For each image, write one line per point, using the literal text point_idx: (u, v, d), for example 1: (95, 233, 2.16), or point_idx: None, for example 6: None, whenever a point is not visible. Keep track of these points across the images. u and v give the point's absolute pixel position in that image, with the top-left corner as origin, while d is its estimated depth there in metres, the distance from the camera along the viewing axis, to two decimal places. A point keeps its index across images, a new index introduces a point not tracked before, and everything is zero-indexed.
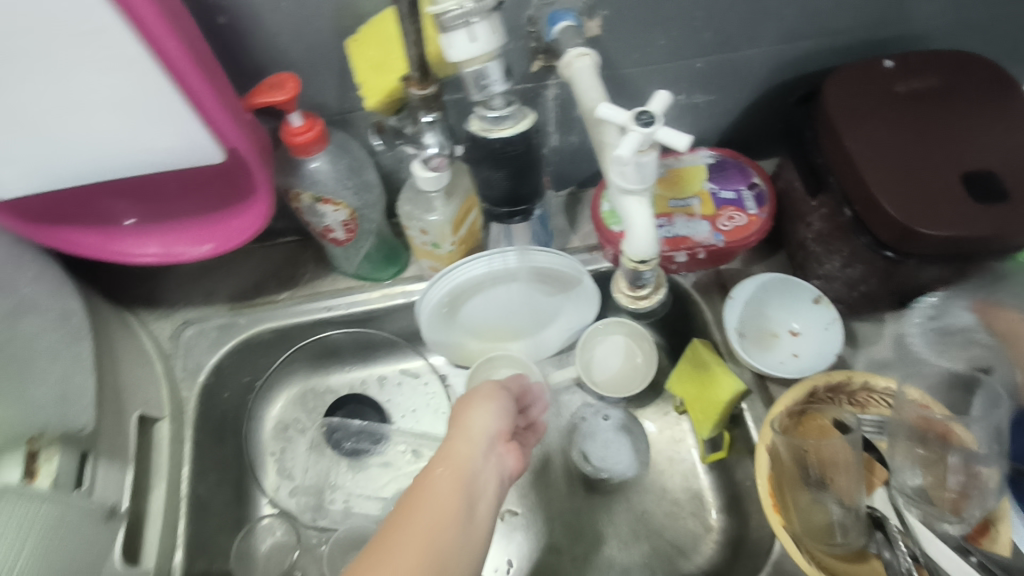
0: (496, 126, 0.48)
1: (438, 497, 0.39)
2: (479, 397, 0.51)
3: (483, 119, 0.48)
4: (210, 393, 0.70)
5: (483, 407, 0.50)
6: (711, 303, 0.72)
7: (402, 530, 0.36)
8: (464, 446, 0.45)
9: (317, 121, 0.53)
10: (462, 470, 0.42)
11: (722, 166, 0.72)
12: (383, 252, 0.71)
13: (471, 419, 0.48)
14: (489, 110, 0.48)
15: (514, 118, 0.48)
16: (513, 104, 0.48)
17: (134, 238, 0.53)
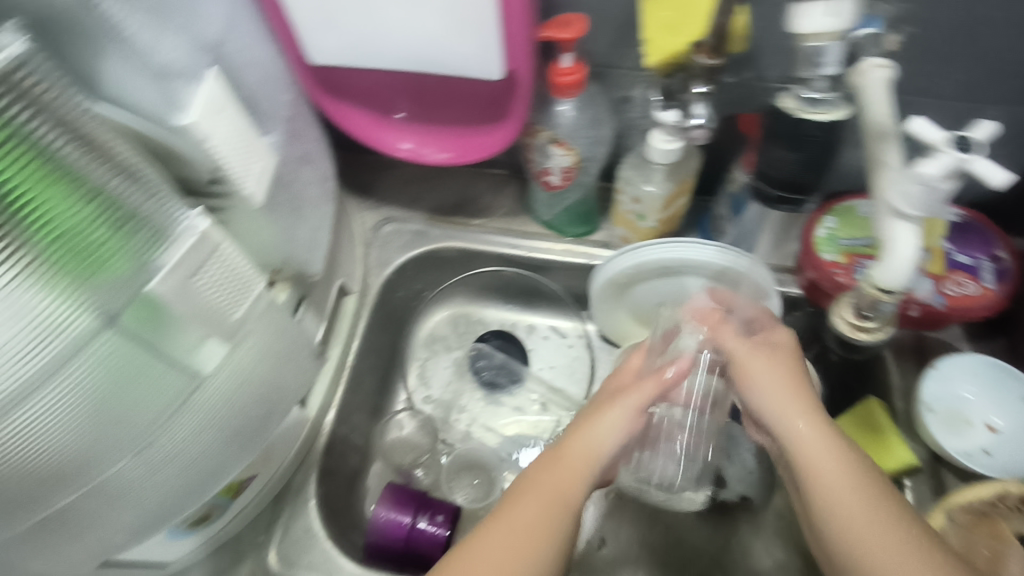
0: (814, 108, 0.52)
1: (546, 504, 0.44)
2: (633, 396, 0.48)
3: (802, 100, 0.52)
4: (390, 287, 0.76)
5: (613, 417, 0.47)
6: (901, 368, 0.66)
7: (509, 527, 0.43)
8: (580, 456, 0.46)
9: (584, 67, 0.55)
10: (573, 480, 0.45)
11: (965, 227, 0.65)
12: (581, 210, 0.72)
13: (597, 431, 0.47)
14: (811, 92, 0.52)
15: (836, 105, 0.51)
16: (840, 91, 0.51)
17: (394, 130, 0.59)
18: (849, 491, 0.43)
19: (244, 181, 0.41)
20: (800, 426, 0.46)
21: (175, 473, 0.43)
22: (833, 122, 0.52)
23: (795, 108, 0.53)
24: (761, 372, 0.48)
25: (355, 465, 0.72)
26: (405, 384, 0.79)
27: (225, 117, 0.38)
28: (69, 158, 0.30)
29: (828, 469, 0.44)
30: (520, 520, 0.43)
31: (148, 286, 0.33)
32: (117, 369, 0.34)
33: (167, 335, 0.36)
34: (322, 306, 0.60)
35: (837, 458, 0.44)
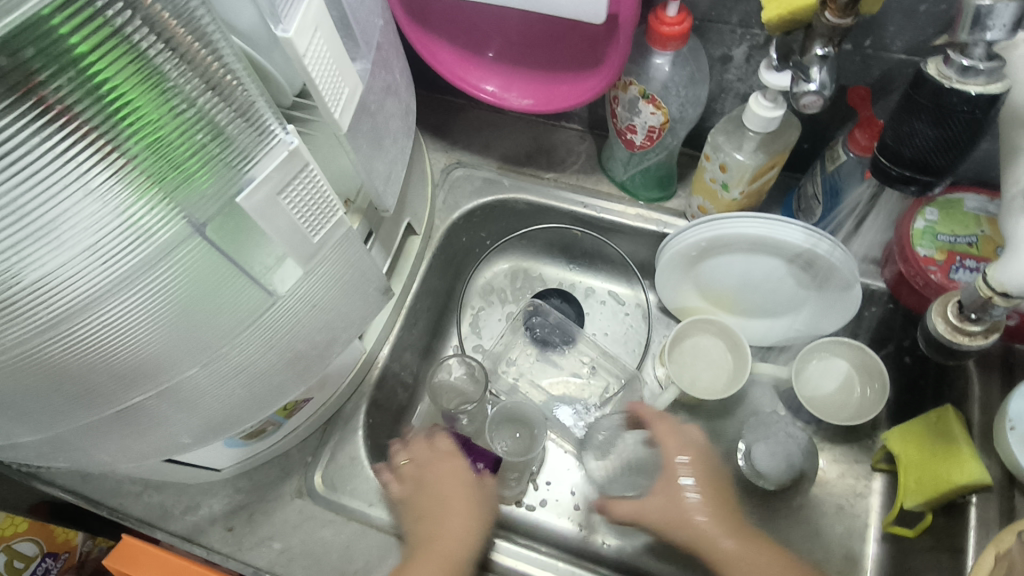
0: (961, 80, 0.38)
1: (448, 555, 0.57)
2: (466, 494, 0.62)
3: (947, 67, 0.38)
4: (454, 232, 0.75)
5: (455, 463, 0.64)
6: (984, 381, 0.62)
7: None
8: (452, 547, 0.58)
9: (689, 19, 0.51)
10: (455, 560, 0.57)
11: None
12: (659, 173, 0.70)
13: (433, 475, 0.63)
14: (961, 58, 0.37)
15: (992, 77, 0.37)
16: (999, 60, 0.37)
17: (478, 69, 0.57)
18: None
19: (334, 106, 0.41)
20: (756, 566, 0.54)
21: (243, 383, 0.44)
22: (985, 100, 0.38)
23: (937, 75, 0.39)
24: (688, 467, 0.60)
25: (403, 402, 0.73)
26: (458, 330, 0.79)
27: (320, 35, 0.37)
28: (165, 66, 0.29)
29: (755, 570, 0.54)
30: (434, 561, 0.56)
31: (240, 199, 0.33)
32: (201, 279, 0.35)
33: (247, 248, 0.37)
34: (390, 244, 0.60)
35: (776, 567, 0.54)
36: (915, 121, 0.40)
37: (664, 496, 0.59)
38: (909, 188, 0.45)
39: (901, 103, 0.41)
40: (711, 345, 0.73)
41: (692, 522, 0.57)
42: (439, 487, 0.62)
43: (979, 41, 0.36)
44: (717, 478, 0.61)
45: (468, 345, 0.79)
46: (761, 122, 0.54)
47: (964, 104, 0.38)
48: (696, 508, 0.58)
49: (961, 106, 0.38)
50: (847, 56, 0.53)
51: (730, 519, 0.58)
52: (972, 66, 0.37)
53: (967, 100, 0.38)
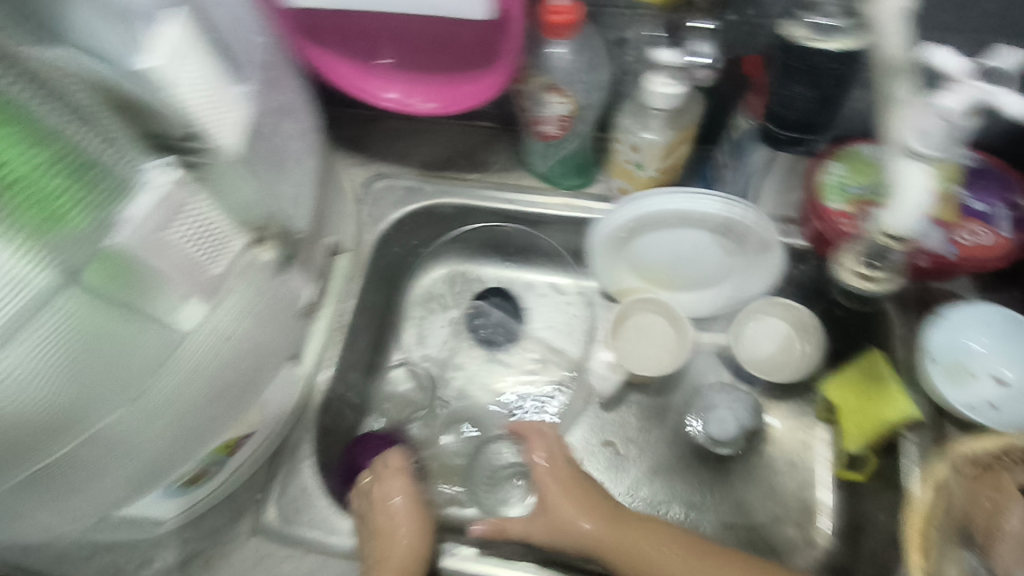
0: (829, 40, 0.49)
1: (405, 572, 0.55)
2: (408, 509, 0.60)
3: (816, 31, 0.49)
4: (383, 245, 0.74)
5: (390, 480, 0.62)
6: (905, 320, 0.65)
7: None
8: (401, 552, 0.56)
9: (580, 5, 0.52)
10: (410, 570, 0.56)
11: (981, 173, 0.63)
12: (576, 160, 0.70)
13: (381, 495, 0.61)
14: (821, 27, 0.49)
15: (852, 35, 0.48)
16: (854, 23, 0.48)
17: (377, 77, 0.56)
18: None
19: (220, 132, 0.38)
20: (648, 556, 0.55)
21: (169, 430, 0.43)
22: (851, 53, 0.49)
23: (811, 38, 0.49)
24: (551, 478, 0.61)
25: (353, 422, 0.72)
26: (401, 342, 0.78)
27: (191, 61, 0.35)
28: (18, 95, 0.29)
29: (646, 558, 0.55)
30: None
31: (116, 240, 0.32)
32: (91, 329, 0.34)
33: (138, 295, 0.35)
34: (314, 265, 0.59)
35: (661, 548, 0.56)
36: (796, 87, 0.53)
37: (549, 514, 0.59)
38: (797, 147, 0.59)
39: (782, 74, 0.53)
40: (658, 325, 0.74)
41: (579, 529, 0.58)
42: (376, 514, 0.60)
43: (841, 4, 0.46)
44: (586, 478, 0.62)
45: (414, 355, 0.78)
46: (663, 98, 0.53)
47: (834, 59, 0.49)
48: (582, 515, 0.58)
49: (831, 60, 0.49)
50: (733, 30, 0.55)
51: (600, 507, 0.59)
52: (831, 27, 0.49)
53: (838, 54, 0.49)
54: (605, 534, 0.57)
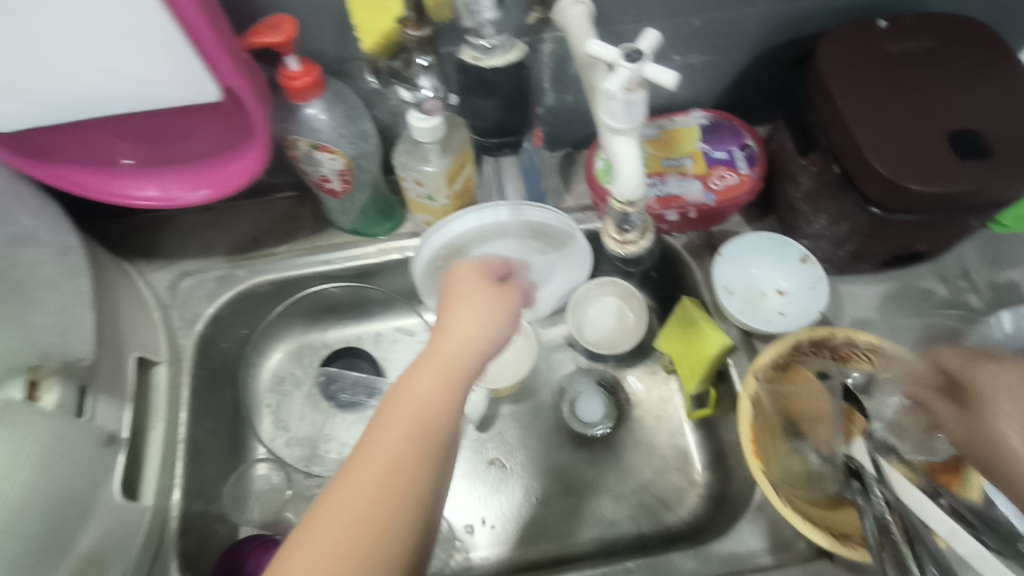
0: (489, 58, 0.49)
1: (435, 359, 0.43)
2: (474, 300, 0.47)
3: (475, 50, 0.49)
4: (208, 342, 0.70)
5: (466, 315, 0.46)
6: (702, 264, 0.73)
7: (366, 471, 0.38)
8: (448, 350, 0.44)
9: (315, 67, 0.54)
10: (454, 372, 0.43)
11: (716, 127, 0.73)
12: (378, 208, 0.71)
13: (454, 326, 0.45)
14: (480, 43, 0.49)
15: (505, 50, 0.49)
16: (503, 36, 0.49)
17: (132, 179, 0.54)
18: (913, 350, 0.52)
19: None
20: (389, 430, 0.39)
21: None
22: (511, 67, 0.50)
23: (472, 58, 0.50)
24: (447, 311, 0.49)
25: (226, 534, 0.67)
26: (261, 433, 0.74)
27: None
28: None
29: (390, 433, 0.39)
30: (377, 459, 0.38)
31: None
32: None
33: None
34: (121, 388, 0.56)
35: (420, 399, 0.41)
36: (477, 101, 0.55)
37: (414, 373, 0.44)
38: (505, 150, 0.68)
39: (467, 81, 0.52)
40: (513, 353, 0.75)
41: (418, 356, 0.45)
42: (456, 291, 0.48)
43: (483, 19, 0.45)
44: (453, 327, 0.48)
45: (277, 443, 0.74)
46: (426, 133, 0.52)
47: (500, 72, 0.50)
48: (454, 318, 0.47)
49: (493, 75, 0.50)
50: None
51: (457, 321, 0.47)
52: (488, 49, 0.49)
53: (502, 70, 0.50)
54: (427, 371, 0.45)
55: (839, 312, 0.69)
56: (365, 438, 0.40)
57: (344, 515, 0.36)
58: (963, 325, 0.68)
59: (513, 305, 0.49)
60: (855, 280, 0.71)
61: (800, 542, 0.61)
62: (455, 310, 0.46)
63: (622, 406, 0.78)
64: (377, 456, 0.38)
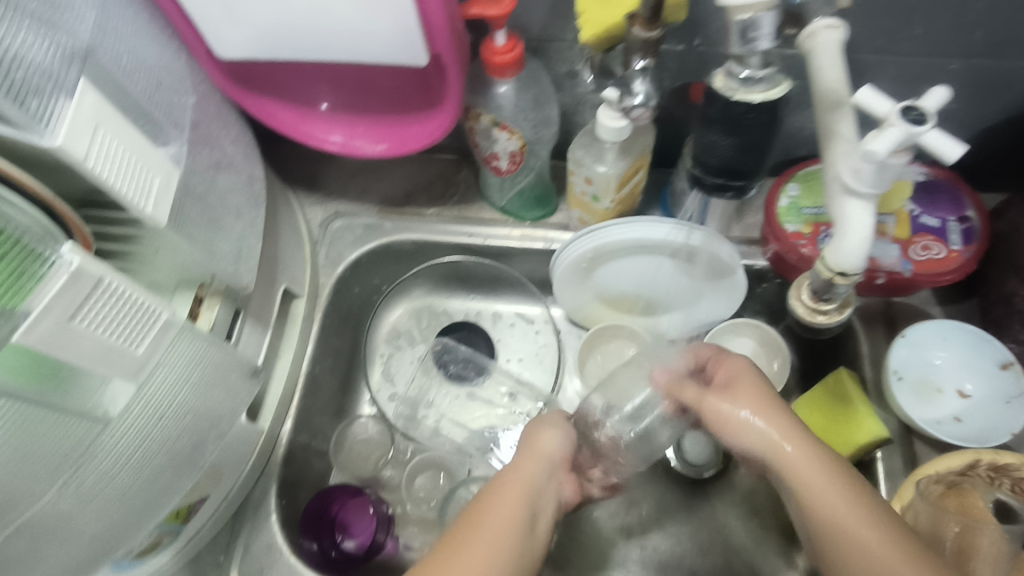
0: (745, 89, 0.44)
1: (522, 477, 0.49)
2: (553, 421, 0.55)
3: (731, 79, 0.44)
4: (343, 285, 0.72)
5: (554, 422, 0.55)
6: (871, 336, 0.64)
7: (479, 527, 0.45)
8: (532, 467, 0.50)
9: (520, 44, 0.51)
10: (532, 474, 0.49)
11: (932, 187, 0.63)
12: (536, 193, 0.69)
13: (544, 434, 0.53)
14: (739, 73, 0.43)
15: (769, 84, 0.43)
16: (771, 69, 0.43)
17: (321, 123, 0.55)
18: (744, 392, 0.51)
19: (143, 201, 0.39)
20: (495, 493, 0.47)
21: (129, 506, 0.43)
22: (768, 104, 0.44)
23: (724, 88, 0.45)
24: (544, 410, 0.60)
25: (321, 469, 0.70)
26: (369, 382, 0.76)
27: (106, 133, 0.36)
28: None
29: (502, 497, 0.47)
30: (494, 513, 0.45)
31: (16, 338, 0.31)
32: (27, 428, 0.35)
33: (71, 390, 0.37)
34: (265, 317, 0.58)
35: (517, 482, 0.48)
36: (715, 136, 0.48)
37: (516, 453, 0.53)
38: (726, 192, 0.53)
39: (707, 118, 0.48)
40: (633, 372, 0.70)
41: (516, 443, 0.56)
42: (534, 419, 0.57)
43: (756, 49, 0.39)
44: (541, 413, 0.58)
45: (381, 395, 0.75)
46: (614, 133, 0.50)
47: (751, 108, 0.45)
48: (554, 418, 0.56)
49: (744, 111, 0.45)
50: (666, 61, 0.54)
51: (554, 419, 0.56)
52: (749, 80, 0.43)
53: (755, 106, 0.44)
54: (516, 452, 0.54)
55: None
56: (477, 506, 0.47)
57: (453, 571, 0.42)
58: None
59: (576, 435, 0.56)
60: None
61: None
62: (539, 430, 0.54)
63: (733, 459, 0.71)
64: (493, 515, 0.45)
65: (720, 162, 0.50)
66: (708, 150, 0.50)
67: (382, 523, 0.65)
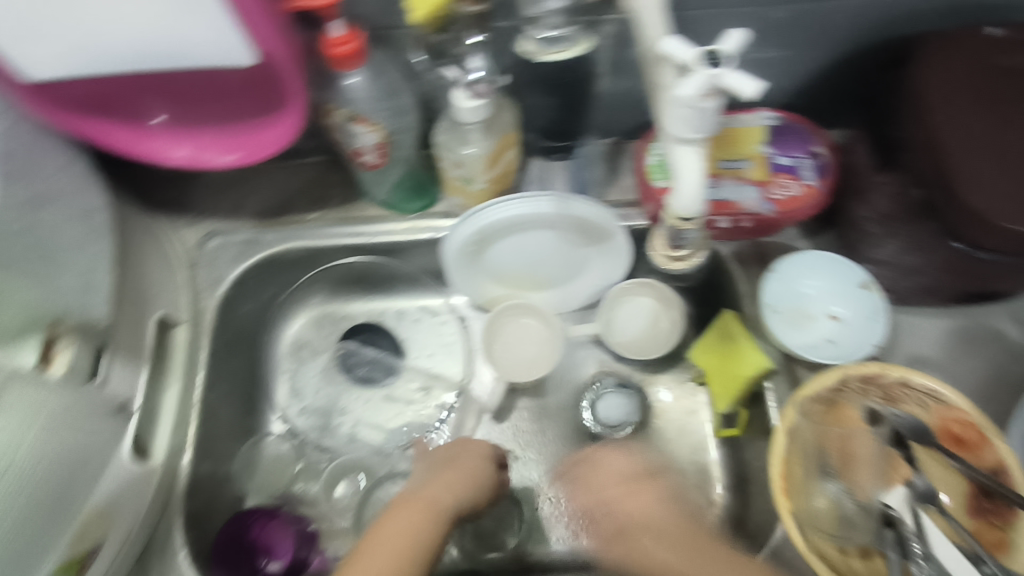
0: (549, 49, 0.48)
1: (425, 505, 0.51)
2: (472, 475, 0.57)
3: (536, 41, 0.47)
4: (229, 306, 0.69)
5: (468, 471, 0.57)
6: (749, 277, 0.68)
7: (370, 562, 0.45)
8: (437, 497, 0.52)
9: (359, 33, 0.50)
10: (434, 510, 0.51)
11: (784, 130, 0.66)
12: (411, 183, 0.68)
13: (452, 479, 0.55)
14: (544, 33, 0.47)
15: (571, 41, 0.48)
16: (569, 28, 0.47)
17: (163, 137, 0.52)
18: None
19: None
20: (384, 529, 0.48)
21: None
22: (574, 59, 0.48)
23: (532, 51, 0.48)
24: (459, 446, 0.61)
25: (234, 498, 0.67)
26: (276, 400, 0.73)
27: None
28: None
29: (389, 535, 0.47)
30: (386, 550, 0.46)
31: None
32: None
33: None
34: (138, 351, 0.54)
35: (419, 518, 0.49)
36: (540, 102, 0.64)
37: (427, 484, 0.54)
38: (556, 154, 0.70)
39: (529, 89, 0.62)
40: (541, 341, 0.73)
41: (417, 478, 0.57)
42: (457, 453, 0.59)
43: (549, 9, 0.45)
44: (462, 449, 0.60)
45: (290, 412, 0.73)
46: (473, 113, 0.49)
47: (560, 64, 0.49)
48: (473, 461, 0.58)
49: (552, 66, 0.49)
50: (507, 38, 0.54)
51: (469, 464, 0.58)
52: (553, 38, 0.47)
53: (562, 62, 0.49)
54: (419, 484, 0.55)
55: (893, 346, 0.64)
56: (367, 544, 0.47)
57: None
58: None
59: (490, 489, 0.58)
60: (919, 312, 0.65)
61: None
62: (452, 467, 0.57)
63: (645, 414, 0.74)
64: (387, 551, 0.46)
65: (548, 123, 0.66)
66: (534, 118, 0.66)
67: (304, 540, 0.64)
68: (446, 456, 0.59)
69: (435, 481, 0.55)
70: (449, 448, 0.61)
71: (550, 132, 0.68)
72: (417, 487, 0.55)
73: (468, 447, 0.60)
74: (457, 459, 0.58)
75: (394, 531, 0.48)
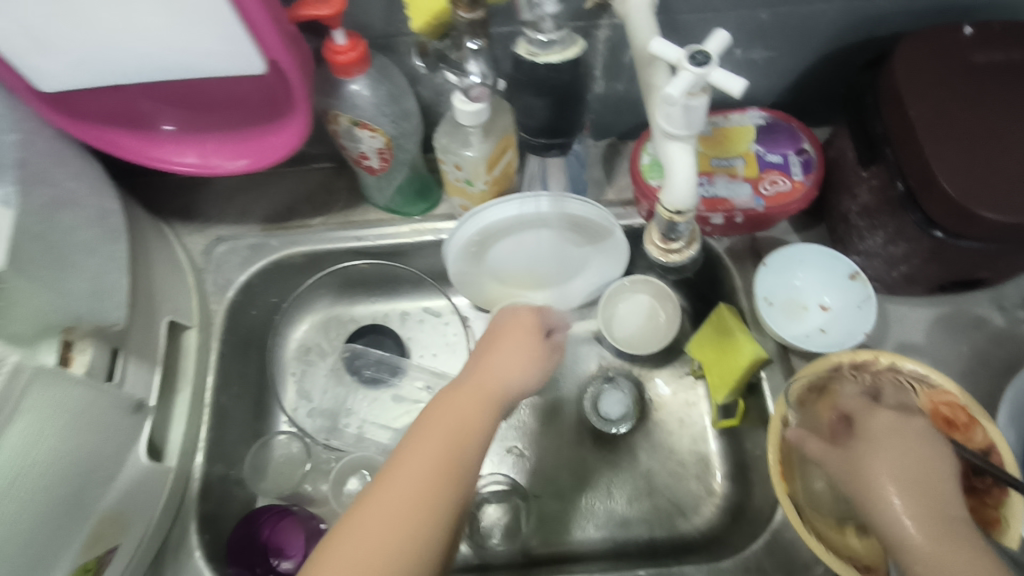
0: (545, 52, 0.49)
1: (479, 385, 0.51)
2: (521, 349, 0.56)
3: (531, 45, 0.49)
4: (237, 310, 0.71)
5: (518, 349, 0.56)
6: (743, 271, 0.70)
7: (430, 440, 0.46)
8: (487, 381, 0.52)
9: (362, 42, 0.52)
10: (488, 391, 0.51)
11: (772, 128, 0.69)
12: (414, 187, 0.70)
13: (500, 361, 0.54)
14: (537, 37, 0.48)
15: (563, 44, 0.49)
16: (563, 31, 0.48)
17: (172, 146, 0.54)
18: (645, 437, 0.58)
19: None
20: (441, 411, 0.48)
21: (10, 567, 0.40)
22: (568, 64, 0.50)
23: (528, 54, 0.50)
24: (508, 317, 0.60)
25: (244, 497, 0.68)
26: (284, 402, 0.75)
27: None
28: None
29: (448, 416, 0.48)
30: (442, 429, 0.47)
31: None
32: None
33: None
34: (151, 353, 0.56)
35: (471, 406, 0.49)
36: (530, 99, 0.58)
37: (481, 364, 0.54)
38: (551, 150, 0.67)
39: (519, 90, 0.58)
40: None
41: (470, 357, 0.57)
42: (502, 330, 0.58)
43: (544, 14, 0.46)
44: (514, 321, 0.59)
45: (298, 413, 0.74)
46: (472, 117, 0.51)
47: (554, 70, 0.51)
48: (521, 337, 0.57)
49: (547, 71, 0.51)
50: (506, 45, 0.56)
51: (519, 342, 0.57)
52: (546, 43, 0.48)
53: (557, 67, 0.50)
54: (473, 364, 0.55)
55: (883, 335, 0.66)
56: (421, 428, 0.47)
57: (387, 500, 0.42)
58: (1018, 357, 0.65)
59: (544, 358, 0.57)
60: (905, 300, 0.67)
61: (818, 569, 0.60)
62: (498, 349, 0.56)
63: (646, 408, 0.76)
64: (446, 433, 0.46)
65: (539, 123, 0.62)
66: (527, 114, 0.61)
67: (315, 539, 0.64)
68: (495, 334, 0.58)
69: (487, 359, 0.54)
70: (496, 327, 0.60)
71: (543, 131, 0.63)
72: (473, 363, 0.55)
73: (517, 319, 0.59)
74: (508, 335, 0.57)
75: (448, 414, 0.48)
